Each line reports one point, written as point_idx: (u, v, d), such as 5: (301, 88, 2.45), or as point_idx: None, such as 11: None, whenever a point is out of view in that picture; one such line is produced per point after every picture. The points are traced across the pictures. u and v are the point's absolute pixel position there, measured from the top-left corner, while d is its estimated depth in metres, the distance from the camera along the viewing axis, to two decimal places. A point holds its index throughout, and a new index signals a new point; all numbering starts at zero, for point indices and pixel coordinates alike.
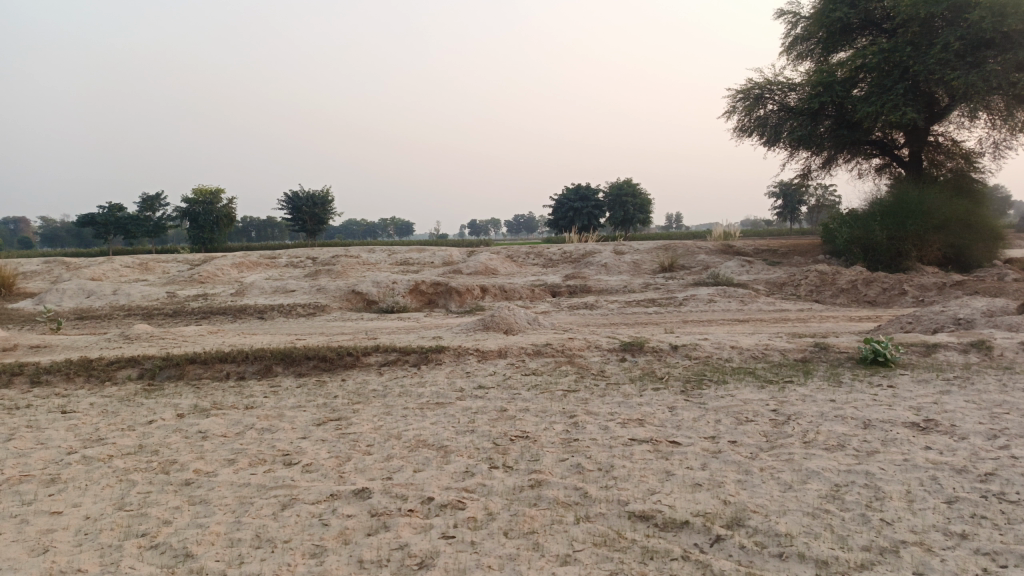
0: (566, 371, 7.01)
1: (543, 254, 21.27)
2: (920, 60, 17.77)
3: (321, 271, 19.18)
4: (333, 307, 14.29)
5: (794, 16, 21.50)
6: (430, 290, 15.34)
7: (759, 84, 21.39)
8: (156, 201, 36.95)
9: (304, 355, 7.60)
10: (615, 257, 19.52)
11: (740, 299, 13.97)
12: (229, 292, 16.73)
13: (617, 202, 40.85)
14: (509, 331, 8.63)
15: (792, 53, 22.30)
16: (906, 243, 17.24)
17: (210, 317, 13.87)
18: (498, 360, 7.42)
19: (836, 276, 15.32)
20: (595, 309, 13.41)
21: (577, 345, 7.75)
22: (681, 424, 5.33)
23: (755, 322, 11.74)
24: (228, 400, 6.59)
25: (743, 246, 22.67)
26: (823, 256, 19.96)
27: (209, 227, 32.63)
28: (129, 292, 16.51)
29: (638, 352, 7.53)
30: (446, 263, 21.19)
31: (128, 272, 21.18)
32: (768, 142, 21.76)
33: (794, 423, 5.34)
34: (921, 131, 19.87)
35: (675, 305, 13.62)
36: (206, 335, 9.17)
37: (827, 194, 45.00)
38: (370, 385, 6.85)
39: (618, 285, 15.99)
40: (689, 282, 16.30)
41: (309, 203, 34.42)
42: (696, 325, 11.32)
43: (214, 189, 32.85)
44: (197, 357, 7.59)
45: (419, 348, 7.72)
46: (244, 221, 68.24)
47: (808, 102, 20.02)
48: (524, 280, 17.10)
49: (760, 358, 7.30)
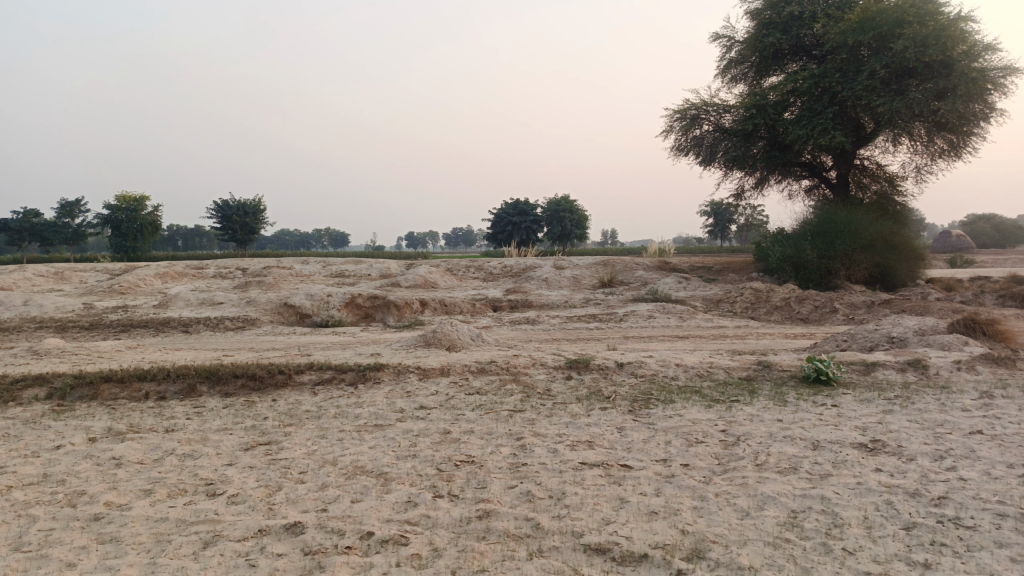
0: (511, 390, 6.78)
1: (482, 268, 21.06)
2: (848, 86, 18.40)
3: (252, 283, 18.46)
4: (264, 321, 13.70)
5: (729, 40, 22.02)
6: (367, 304, 14.92)
7: (696, 104, 21.78)
8: (76, 206, 35.11)
9: (231, 373, 7.13)
10: (555, 272, 19.47)
11: (679, 315, 14.05)
12: (152, 304, 15.87)
13: (554, 217, 41.04)
14: (451, 347, 8.34)
15: (726, 75, 22.82)
16: (836, 262, 17.75)
17: (131, 330, 13.09)
18: (439, 378, 7.12)
19: (770, 294, 15.60)
20: (535, 324, 13.24)
21: (522, 362, 7.52)
22: (631, 446, 5.17)
23: (694, 338, 11.77)
24: (147, 423, 6.09)
25: (679, 262, 22.98)
26: (757, 273, 20.38)
27: (133, 235, 31.14)
28: (42, 303, 15.46)
29: (584, 370, 7.36)
30: (383, 275, 20.73)
31: (42, 282, 19.93)
32: (704, 161, 22.17)
33: (744, 445, 5.24)
34: (849, 154, 20.57)
35: (615, 321, 13.58)
36: (123, 351, 8.53)
37: (756, 214, 46.33)
38: (303, 406, 6.45)
39: (558, 300, 15.89)
40: (628, 298, 16.33)
41: (241, 212, 33.30)
42: (637, 341, 11.27)
43: (139, 195, 31.44)
44: (113, 375, 7.02)
45: (356, 366, 7.35)
46: (171, 229, 65.81)
47: (743, 123, 20.47)
48: (464, 293, 16.83)
49: (705, 377, 7.23)
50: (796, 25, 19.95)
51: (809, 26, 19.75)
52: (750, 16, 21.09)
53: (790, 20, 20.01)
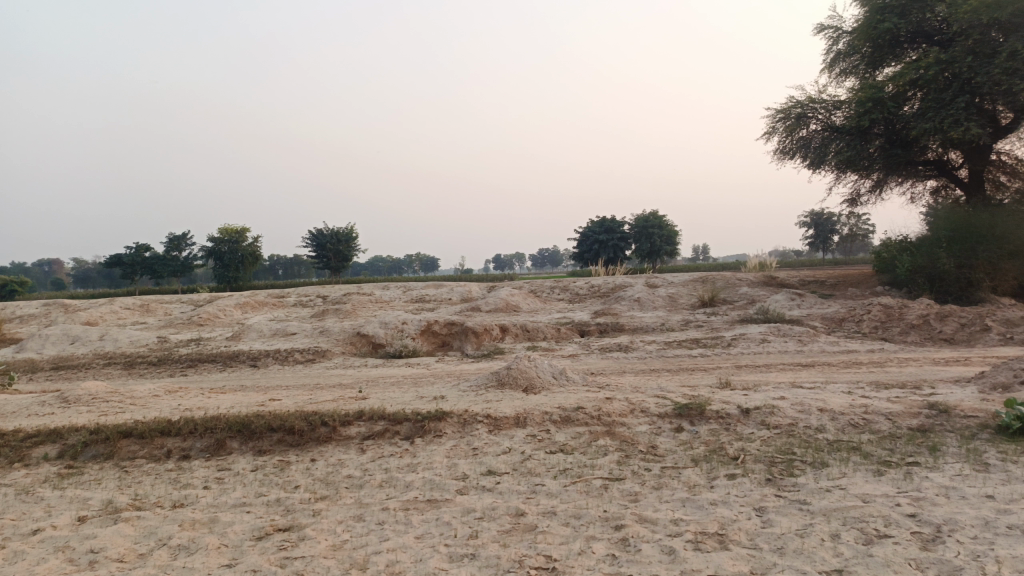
0: (605, 448, 5.28)
1: (569, 289, 19.63)
2: (982, 71, 15.88)
3: (329, 310, 17.69)
4: (336, 352, 12.70)
5: (835, 31, 19.89)
6: (444, 332, 13.80)
7: (800, 101, 19.68)
8: (183, 239, 35.88)
9: (266, 426, 5.91)
10: (648, 291, 17.81)
11: (798, 339, 12.13)
12: (226, 336, 15.21)
13: (643, 234, 39.18)
14: (529, 389, 6.87)
15: (834, 70, 20.60)
16: (979, 271, 15.30)
17: (199, 365, 12.36)
18: (514, 431, 5.69)
19: (904, 310, 13.39)
20: (629, 352, 11.64)
21: (617, 408, 5.99)
22: (785, 545, 3.58)
23: (822, 367, 9.91)
24: (156, 494, 4.93)
25: (786, 277, 20.81)
26: (881, 285, 18.03)
27: (235, 266, 31.45)
28: (117, 338, 15.05)
29: (698, 420, 5.75)
30: (464, 299, 19.62)
31: (128, 315, 19.87)
32: (812, 164, 20.00)
33: (953, 544, 3.56)
34: (983, 149, 17.97)
35: (722, 346, 11.81)
36: (161, 396, 7.51)
37: (862, 222, 42.72)
38: (345, 471, 5.16)
39: (654, 322, 14.23)
40: (734, 318, 14.49)
41: (335, 240, 33.16)
42: (753, 372, 9.53)
43: (241, 226, 31.83)
44: (134, 429, 5.95)
45: (413, 414, 6.00)
46: (272, 259, 67.90)
47: (856, 120, 18.13)
48: (549, 317, 15.43)
49: (862, 428, 5.50)
50: (915, 8, 17.51)
51: (931, 8, 17.29)
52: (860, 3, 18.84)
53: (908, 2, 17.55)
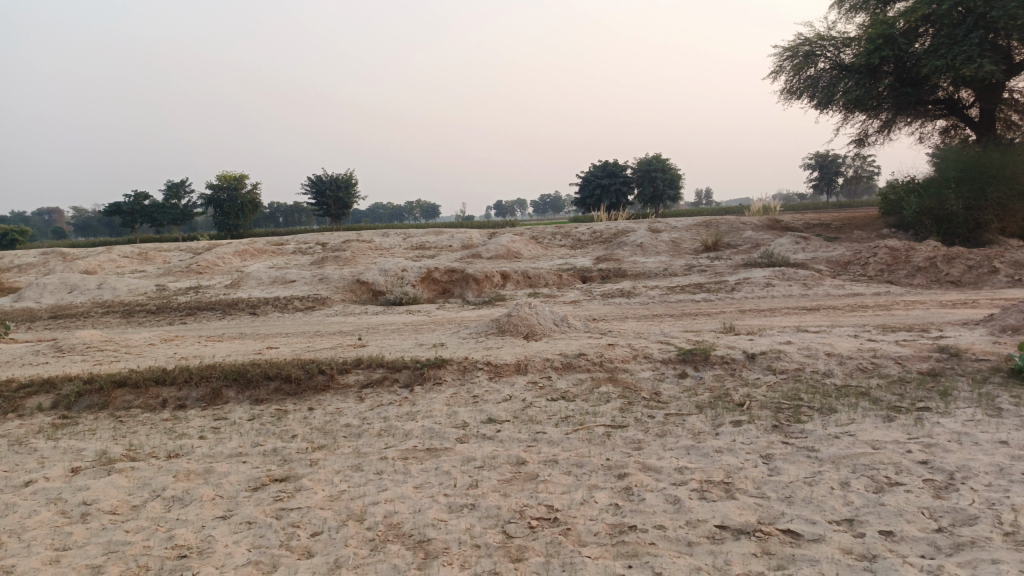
0: (608, 395, 5.18)
1: (570, 234, 19.41)
2: (998, 5, 15.29)
3: (328, 258, 17.51)
4: (335, 299, 12.58)
5: None
6: (444, 279, 13.65)
7: (809, 39, 19.03)
8: (181, 187, 35.45)
9: (263, 375, 5.81)
10: (651, 236, 17.58)
11: (803, 283, 11.97)
12: (224, 284, 15.07)
13: (645, 178, 38.67)
14: (530, 336, 6.74)
15: (843, 5, 19.87)
16: (987, 213, 15.01)
17: (198, 314, 12.25)
18: (515, 378, 5.57)
19: (910, 253, 13.19)
20: (632, 297, 11.50)
21: (620, 354, 5.86)
22: (794, 495, 3.48)
23: (828, 311, 9.78)
24: (151, 444, 4.84)
25: (791, 220, 20.52)
26: (887, 228, 17.78)
27: (234, 213, 31.13)
28: (115, 287, 14.92)
29: (703, 365, 5.63)
30: (465, 246, 19.42)
31: (126, 263, 19.71)
32: (819, 104, 19.50)
33: (966, 491, 3.46)
34: (996, 87, 17.46)
35: (726, 291, 11.66)
36: (157, 345, 7.39)
37: (869, 163, 42.10)
38: (343, 419, 5.07)
39: (656, 267, 14.06)
40: (737, 263, 14.31)
41: (334, 187, 32.75)
42: (757, 317, 9.41)
43: (239, 174, 31.42)
44: (129, 378, 5.84)
45: (412, 362, 5.89)
46: (271, 206, 67.47)
47: (865, 58, 17.55)
48: (551, 263, 15.26)
49: (871, 373, 5.38)
50: None
51: None
52: None
53: None
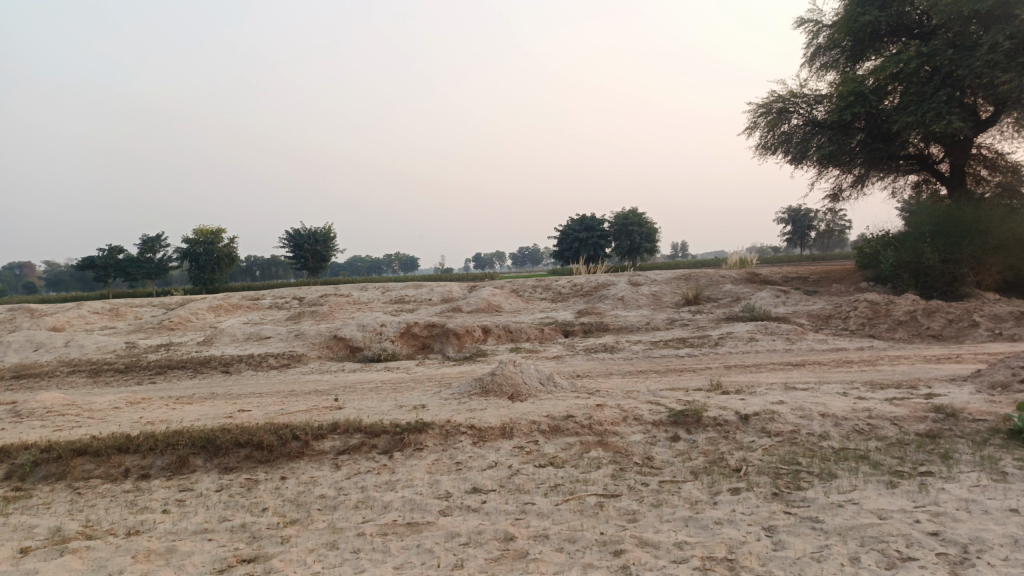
0: (598, 461, 4.94)
1: (550, 288, 19.33)
2: (964, 64, 15.75)
3: (305, 312, 17.20)
4: (312, 356, 12.26)
5: (815, 25, 19.73)
6: (424, 334, 13.41)
7: (782, 96, 19.52)
8: (157, 241, 35.05)
9: (233, 441, 5.49)
10: (632, 289, 17.54)
11: (786, 337, 11.89)
12: (197, 341, 14.67)
13: (623, 232, 39.02)
14: (514, 396, 6.50)
15: (814, 64, 20.43)
16: (963, 267, 15.15)
17: (168, 372, 11.85)
18: (500, 443, 5.32)
19: (890, 306, 13.21)
20: (615, 352, 11.33)
21: (609, 416, 5.64)
22: (803, 573, 3.25)
23: (813, 366, 9.67)
24: (109, 520, 4.50)
25: (769, 273, 20.65)
26: (865, 281, 17.90)
27: (211, 267, 30.73)
28: (83, 344, 14.46)
29: (695, 428, 5.43)
30: (444, 299, 19.22)
31: (97, 319, 19.23)
32: (794, 160, 19.83)
33: (983, 567, 3.26)
34: (965, 143, 17.87)
35: (710, 346, 11.54)
36: (122, 408, 7.04)
37: (840, 217, 42.92)
38: (318, 490, 4.76)
39: (638, 321, 13.94)
40: (719, 317, 14.25)
41: (312, 240, 32.57)
42: (743, 373, 9.26)
43: (217, 227, 31.15)
44: (90, 446, 5.50)
45: (391, 426, 5.62)
46: (249, 260, 67.05)
47: (837, 115, 17.94)
48: (532, 317, 15.10)
49: (868, 435, 5.21)
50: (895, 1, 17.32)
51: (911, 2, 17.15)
52: None
53: None
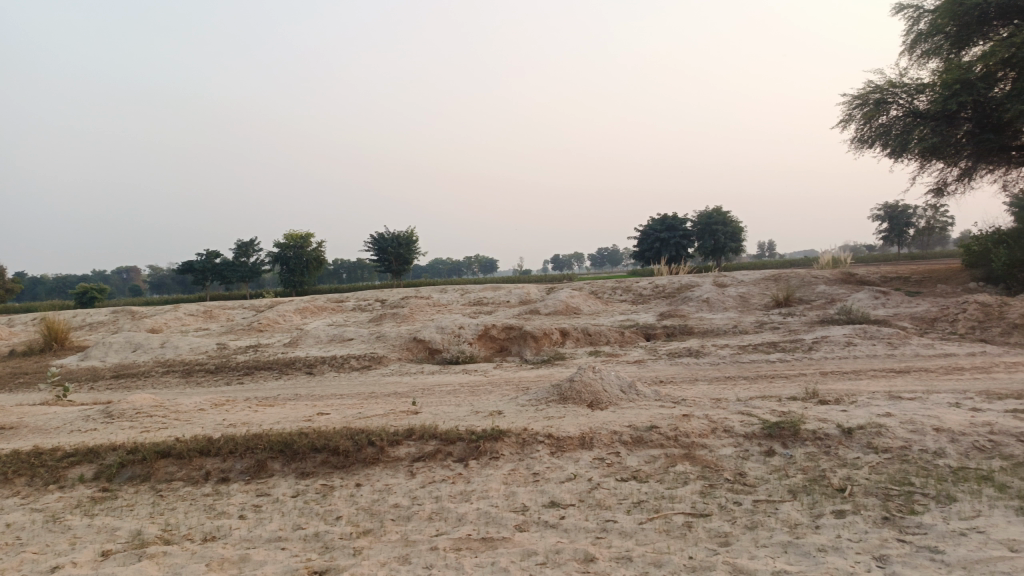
0: (686, 475, 4.62)
1: (631, 289, 18.88)
2: None
3: (386, 314, 17.40)
4: (391, 358, 12.32)
5: (916, 10, 18.55)
6: (502, 336, 13.27)
7: (879, 86, 18.36)
8: (251, 245, 36.45)
9: (309, 446, 5.45)
10: (717, 290, 16.91)
11: (886, 341, 11.12)
12: (283, 342, 15.04)
13: (706, 231, 37.98)
14: (594, 404, 6.23)
15: (914, 52, 19.22)
16: None
17: (255, 373, 12.15)
18: (580, 454, 5.07)
19: (1004, 308, 12.18)
20: (700, 357, 10.86)
21: (696, 427, 5.29)
22: None
23: (919, 373, 8.96)
24: (187, 525, 4.50)
25: (865, 273, 19.51)
26: (973, 281, 16.63)
27: (300, 271, 31.68)
28: (177, 345, 15.05)
29: (791, 442, 5.02)
30: (523, 301, 19.08)
31: (192, 321, 20.06)
32: (892, 153, 18.67)
33: None
34: None
35: (802, 350, 10.92)
36: (207, 410, 7.16)
37: (941, 213, 40.41)
38: (391, 499, 4.64)
39: (724, 324, 13.38)
40: (812, 319, 13.52)
41: (395, 244, 33.11)
42: (840, 380, 8.66)
43: (305, 232, 32.09)
44: (173, 448, 5.57)
45: (467, 433, 5.44)
46: (335, 264, 69.16)
47: (940, 105, 16.74)
48: (613, 320, 14.75)
49: (991, 453, 4.66)
50: None
51: None
52: None
53: None
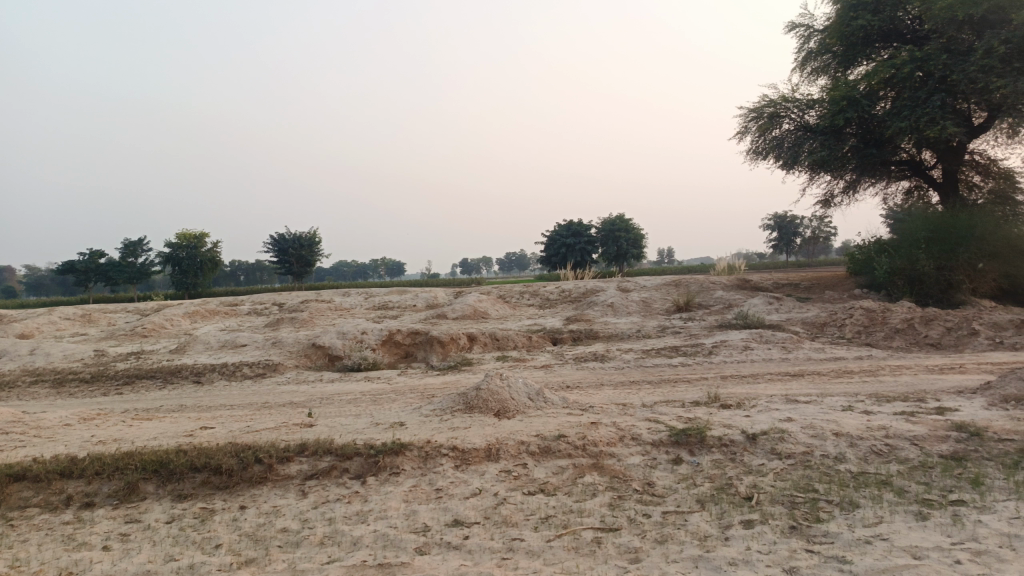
0: (594, 487, 4.46)
1: (539, 293, 18.86)
2: (958, 69, 15.38)
3: (284, 319, 16.61)
4: (288, 366, 11.69)
5: (807, 29, 19.43)
6: (407, 341, 12.90)
7: (773, 101, 19.13)
8: (140, 245, 34.22)
9: (189, 465, 4.96)
10: (621, 295, 17.11)
11: (781, 345, 11.49)
12: (169, 349, 14.06)
13: (610, 237, 38.70)
14: (501, 413, 6.01)
15: (805, 69, 20.11)
16: (958, 273, 14.75)
17: (137, 382, 11.24)
18: (485, 467, 4.83)
19: (886, 314, 12.85)
20: (606, 362, 10.86)
21: (605, 435, 5.15)
22: None
23: (812, 377, 9.25)
24: (39, 559, 3.96)
25: (759, 279, 20.28)
26: (858, 288, 17.57)
27: (193, 272, 30.01)
28: (49, 353, 13.79)
29: (698, 449, 4.97)
30: (429, 306, 18.70)
31: (68, 326, 18.52)
32: (785, 165, 19.48)
33: None
34: (958, 150, 17.54)
35: (703, 355, 11.11)
36: (74, 426, 6.46)
37: (825, 224, 42.81)
38: (279, 522, 4.24)
39: (629, 328, 13.50)
40: (711, 324, 13.84)
41: (297, 245, 31.91)
42: (740, 384, 8.82)
43: (200, 232, 30.42)
44: (27, 471, 4.94)
45: (366, 447, 5.10)
46: (233, 265, 66.31)
47: (830, 120, 17.58)
48: (520, 324, 14.63)
49: (888, 457, 4.75)
50: (889, 5, 17.06)
51: (904, 6, 16.90)
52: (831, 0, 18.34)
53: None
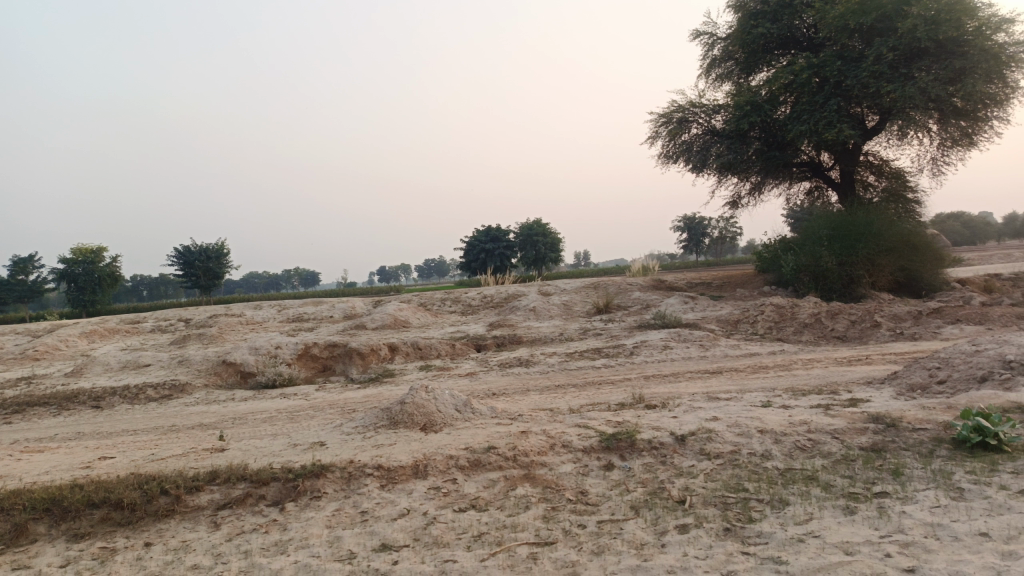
0: (527, 499, 4.33)
1: (459, 300, 18.66)
2: (851, 75, 16.14)
3: (191, 335, 15.77)
4: (197, 385, 11.05)
5: (711, 37, 20.03)
6: (324, 354, 12.47)
7: (682, 105, 19.61)
8: (31, 261, 31.85)
9: (86, 502, 4.53)
10: (542, 299, 17.12)
11: (699, 344, 11.72)
12: (64, 372, 13.08)
13: (527, 242, 38.86)
14: (427, 427, 5.80)
15: (710, 76, 20.61)
16: (859, 269, 15.45)
17: (27, 410, 10.36)
18: (413, 484, 4.62)
19: (795, 310, 13.33)
20: (529, 367, 10.78)
21: (535, 444, 5.03)
22: None
23: (731, 374, 9.44)
24: None
25: (674, 279, 20.75)
26: (767, 285, 18.23)
27: (91, 289, 28.21)
28: None
29: (629, 453, 4.92)
30: (346, 316, 18.21)
31: None
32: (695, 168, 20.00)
33: None
34: (853, 151, 18.44)
35: (625, 356, 11.19)
36: None
37: (732, 224, 44.39)
38: (190, 559, 3.91)
39: (551, 332, 13.49)
40: (631, 325, 14.01)
41: (204, 257, 30.52)
42: (663, 384, 8.90)
43: (97, 246, 28.58)
44: None
45: (284, 471, 4.80)
46: (135, 280, 63.00)
47: (735, 124, 18.17)
48: (441, 332, 14.39)
49: (813, 452, 4.82)
50: (786, 13, 17.77)
51: (800, 15, 17.64)
52: (732, 9, 18.95)
53: (780, 8, 17.83)
